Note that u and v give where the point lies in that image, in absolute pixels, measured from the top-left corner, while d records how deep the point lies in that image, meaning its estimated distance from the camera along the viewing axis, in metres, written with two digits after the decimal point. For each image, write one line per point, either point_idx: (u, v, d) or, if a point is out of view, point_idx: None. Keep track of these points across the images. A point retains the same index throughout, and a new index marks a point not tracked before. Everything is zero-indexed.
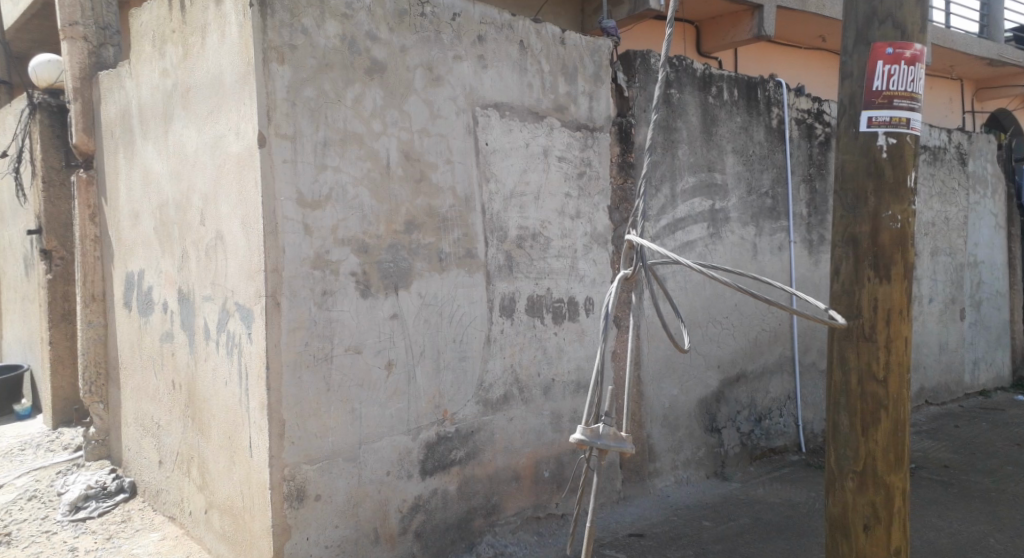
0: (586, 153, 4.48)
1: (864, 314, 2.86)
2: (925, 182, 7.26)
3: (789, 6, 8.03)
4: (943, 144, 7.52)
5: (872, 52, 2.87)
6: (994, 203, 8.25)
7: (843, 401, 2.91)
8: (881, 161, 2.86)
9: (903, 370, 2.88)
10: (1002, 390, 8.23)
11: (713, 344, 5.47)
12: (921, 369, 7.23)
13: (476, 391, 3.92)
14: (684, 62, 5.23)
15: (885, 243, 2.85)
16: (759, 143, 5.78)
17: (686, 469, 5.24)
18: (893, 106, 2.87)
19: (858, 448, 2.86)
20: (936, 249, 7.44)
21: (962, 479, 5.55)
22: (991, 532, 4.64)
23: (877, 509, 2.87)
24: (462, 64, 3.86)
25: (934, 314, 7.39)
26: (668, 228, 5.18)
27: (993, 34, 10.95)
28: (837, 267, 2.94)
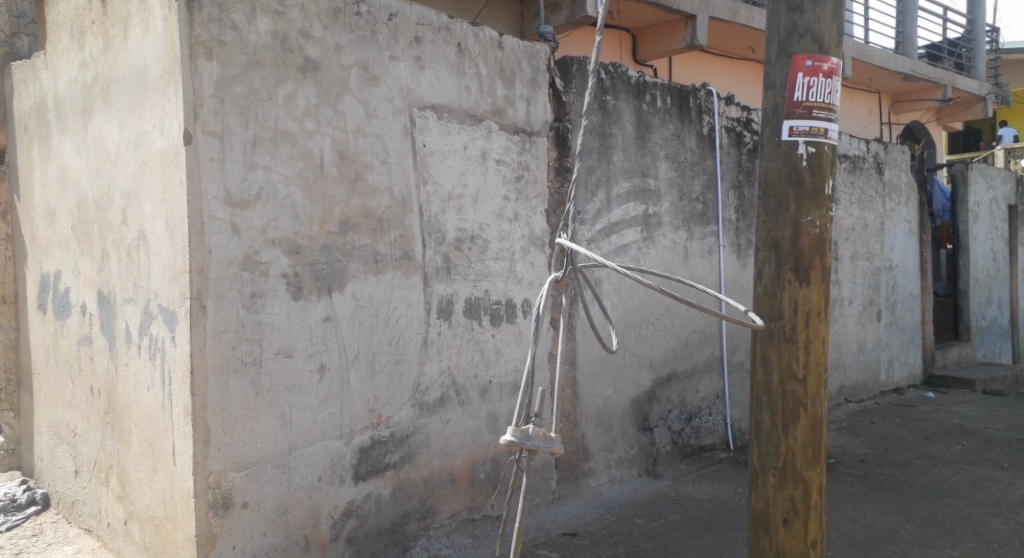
0: (524, 157, 4.48)
1: (785, 315, 2.92)
2: (845, 190, 7.49)
3: (718, 16, 8.20)
4: (862, 153, 7.78)
5: (793, 64, 2.95)
6: (908, 210, 8.56)
7: (765, 399, 2.97)
8: (802, 170, 2.93)
9: (822, 368, 2.95)
10: (915, 388, 8.53)
11: (646, 345, 5.54)
12: (841, 369, 7.45)
13: (412, 394, 3.88)
14: (619, 69, 5.29)
15: (805, 248, 2.92)
16: (691, 149, 5.87)
17: (619, 467, 5.29)
18: (813, 116, 2.94)
19: (779, 444, 2.93)
20: (856, 253, 7.69)
21: (877, 473, 5.73)
22: (903, 522, 4.81)
23: (796, 504, 2.93)
24: (399, 65, 3.83)
25: (854, 315, 7.62)
26: (603, 231, 5.23)
27: (907, 50, 11.36)
28: (760, 270, 3.00)
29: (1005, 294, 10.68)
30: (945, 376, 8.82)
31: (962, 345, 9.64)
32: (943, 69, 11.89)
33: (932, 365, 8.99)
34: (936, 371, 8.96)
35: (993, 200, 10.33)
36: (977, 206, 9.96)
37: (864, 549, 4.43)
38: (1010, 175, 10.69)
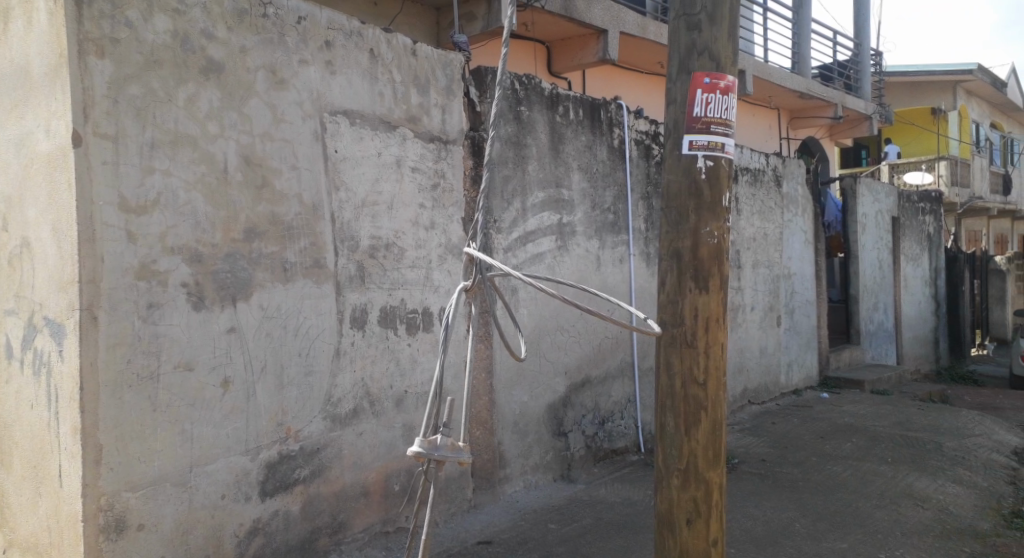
0: (440, 165, 4.44)
1: (686, 321, 2.97)
2: (746, 201, 7.73)
3: (628, 30, 8.36)
4: (762, 166, 8.05)
5: (692, 81, 3.04)
6: (804, 220, 8.90)
7: (669, 403, 3.01)
8: (701, 183, 3.01)
9: (721, 373, 3.01)
10: (811, 389, 8.84)
11: (561, 352, 5.56)
12: (744, 372, 7.64)
13: (323, 407, 3.78)
14: (533, 80, 5.31)
15: (704, 256, 2.98)
16: (602, 161, 5.94)
17: (535, 473, 5.29)
18: (711, 131, 3.03)
19: (682, 447, 2.97)
20: (757, 261, 7.93)
21: (778, 471, 5.91)
22: (798, 517, 5.01)
23: (699, 504, 2.98)
24: (309, 69, 3.74)
25: (756, 320, 7.85)
26: (519, 240, 5.23)
27: (802, 70, 11.86)
28: (663, 278, 3.05)
29: (891, 299, 11.22)
30: (839, 377, 9.16)
31: (854, 347, 10.04)
32: (833, 89, 12.48)
33: (826, 367, 9.32)
34: (830, 372, 9.30)
35: (877, 212, 10.86)
36: (864, 217, 10.46)
37: (762, 545, 4.56)
38: (892, 188, 11.27)
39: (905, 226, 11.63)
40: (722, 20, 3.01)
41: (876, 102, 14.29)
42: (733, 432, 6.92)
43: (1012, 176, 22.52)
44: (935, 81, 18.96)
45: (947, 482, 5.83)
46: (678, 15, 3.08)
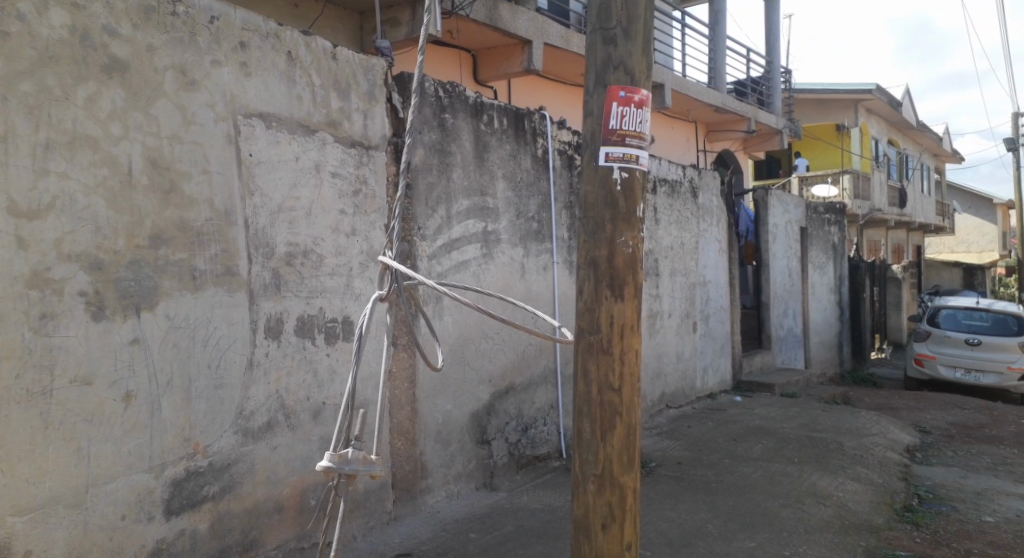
0: (362, 170, 4.35)
1: (602, 329, 3.12)
2: (664, 211, 7.86)
3: (550, 41, 8.41)
4: (679, 178, 8.20)
5: (608, 94, 3.19)
6: (719, 231, 9.10)
7: (586, 410, 3.15)
8: (616, 194, 3.19)
9: (634, 380, 3.17)
10: (725, 393, 9.02)
11: (486, 359, 5.52)
12: (662, 377, 7.74)
13: (234, 420, 3.64)
14: (457, 88, 5.28)
15: (619, 266, 3.15)
16: (526, 170, 5.93)
17: (457, 482, 5.22)
18: (626, 143, 3.20)
19: (599, 452, 3.11)
20: (675, 270, 8.06)
21: (693, 474, 6.00)
22: (711, 519, 5.10)
23: (613, 508, 3.12)
24: (222, 70, 3.61)
25: (673, 326, 7.97)
26: (443, 247, 5.17)
27: (718, 85, 12.15)
28: (581, 286, 3.19)
29: (799, 307, 11.59)
30: (752, 381, 9.40)
31: (765, 353, 10.32)
32: (746, 104, 12.85)
33: (739, 371, 9.56)
34: (743, 377, 9.54)
35: (787, 222, 11.21)
36: (774, 227, 10.78)
37: (677, 547, 4.65)
38: (800, 200, 11.65)
39: (811, 236, 12.04)
40: (636, 36, 3.18)
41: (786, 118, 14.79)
42: (650, 435, 7.01)
43: (907, 190, 23.67)
44: (839, 99, 19.76)
45: (847, 479, 6.07)
46: (594, 31, 3.23)
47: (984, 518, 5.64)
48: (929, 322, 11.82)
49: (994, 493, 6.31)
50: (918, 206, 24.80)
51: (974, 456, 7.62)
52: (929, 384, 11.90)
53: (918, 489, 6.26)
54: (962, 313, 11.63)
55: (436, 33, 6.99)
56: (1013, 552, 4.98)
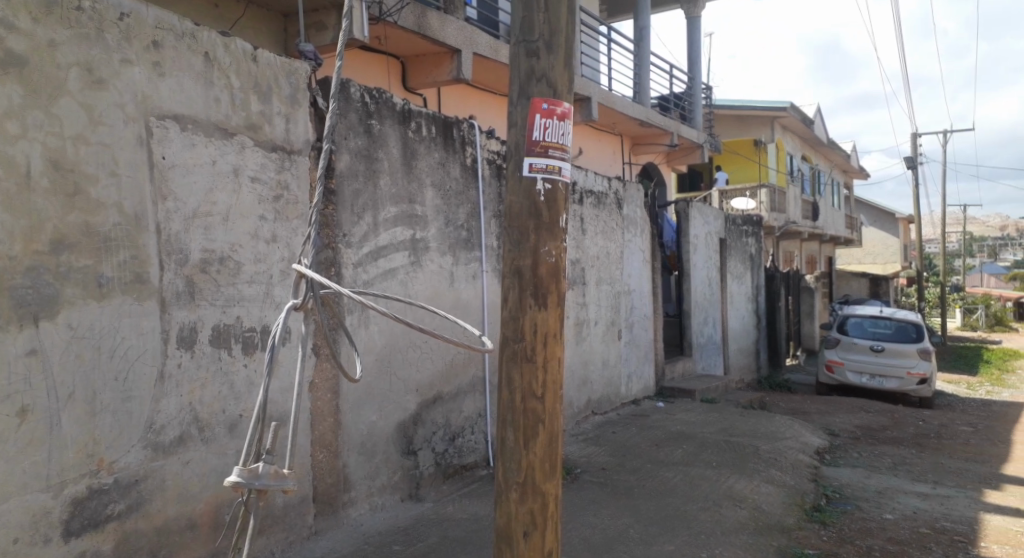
0: (283, 176, 4.23)
1: (526, 338, 3.21)
2: (590, 221, 7.91)
3: (478, 52, 8.39)
4: (605, 190, 8.27)
5: (531, 106, 3.30)
6: (643, 242, 9.23)
7: (510, 418, 3.23)
8: (540, 204, 3.28)
9: (557, 388, 3.28)
10: (648, 398, 9.13)
11: (412, 369, 5.43)
12: (587, 385, 7.77)
13: (143, 435, 3.49)
14: (384, 95, 5.21)
15: (543, 275, 3.24)
16: (455, 179, 5.88)
17: (381, 494, 5.12)
18: (549, 155, 3.30)
19: (522, 461, 3.20)
20: (600, 279, 8.12)
21: (616, 479, 6.04)
22: (632, 524, 5.15)
23: (535, 516, 3.21)
24: (132, 69, 3.47)
25: (598, 334, 8.01)
26: (370, 255, 5.08)
27: (642, 99, 12.36)
28: (505, 295, 3.26)
29: (718, 315, 11.83)
30: (673, 387, 9.56)
31: (686, 360, 10.49)
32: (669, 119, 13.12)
33: (661, 377, 9.68)
34: (666, 384, 9.67)
35: (707, 234, 11.45)
36: (695, 239, 10.99)
37: (599, 552, 4.68)
38: (719, 212, 11.91)
39: (730, 247, 12.32)
40: (558, 48, 3.29)
41: (707, 133, 15.15)
42: (575, 441, 7.03)
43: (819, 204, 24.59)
44: (756, 116, 20.40)
45: (761, 481, 6.22)
46: (517, 43, 3.31)
47: (883, 515, 5.95)
48: (839, 330, 12.20)
49: (894, 492, 6.67)
50: (828, 219, 25.80)
51: (878, 456, 8.02)
52: (838, 389, 12.27)
53: (826, 489, 6.55)
54: (868, 321, 12.09)
55: (361, 40, 6.91)
56: (910, 548, 5.28)
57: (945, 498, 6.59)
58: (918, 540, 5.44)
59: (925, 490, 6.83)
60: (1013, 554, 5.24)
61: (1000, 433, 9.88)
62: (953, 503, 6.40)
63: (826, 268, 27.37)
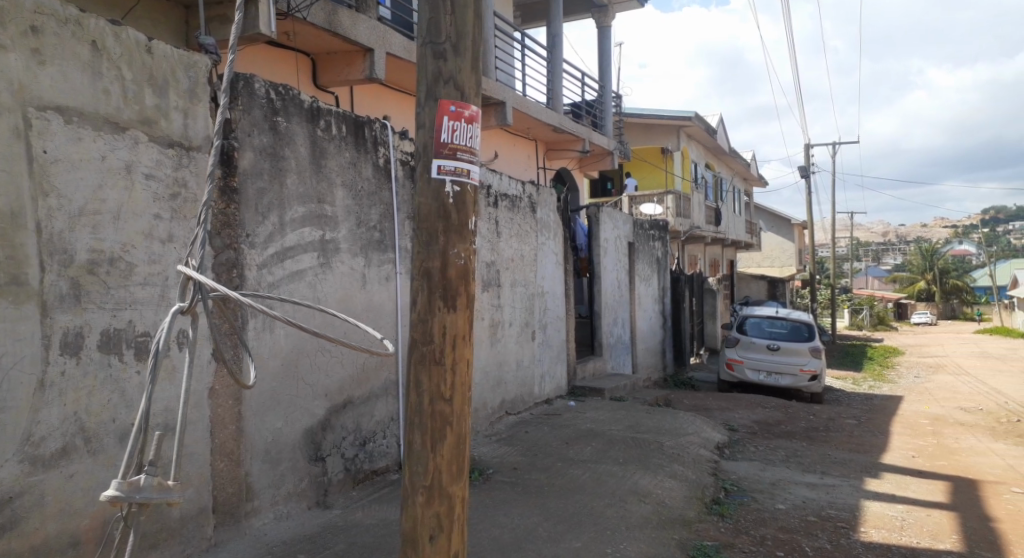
0: (180, 172, 4.03)
1: (435, 339, 3.17)
2: (504, 223, 7.89)
3: (392, 51, 8.27)
4: (519, 193, 8.25)
5: (439, 108, 3.24)
6: (556, 245, 9.27)
7: (417, 421, 3.18)
8: (448, 206, 3.25)
9: (466, 390, 3.25)
10: (561, 398, 9.17)
11: (321, 373, 5.28)
12: (502, 386, 7.74)
13: (19, 448, 3.26)
14: (291, 91, 5.06)
15: (452, 277, 3.21)
16: (367, 179, 5.76)
17: (286, 503, 4.95)
18: (458, 157, 3.27)
19: (429, 464, 3.14)
20: (515, 281, 8.12)
21: (526, 478, 6.02)
22: (542, 522, 5.14)
23: (441, 519, 3.18)
24: (8, 56, 3.25)
25: (512, 335, 8.00)
26: (275, 256, 4.92)
27: (555, 105, 12.45)
28: (414, 298, 3.22)
29: (628, 316, 12.02)
30: (585, 386, 9.64)
31: (598, 360, 10.59)
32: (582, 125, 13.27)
33: (574, 377, 9.76)
34: (578, 383, 9.74)
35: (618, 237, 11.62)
36: (606, 242, 11.14)
37: (507, 552, 4.65)
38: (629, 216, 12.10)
39: (639, 250, 12.54)
40: (465, 51, 3.25)
41: (617, 139, 15.41)
42: (488, 442, 6.97)
43: (722, 210, 25.41)
44: (663, 124, 20.91)
45: (665, 477, 6.33)
46: (423, 43, 3.24)
47: (778, 505, 6.16)
48: (738, 329, 12.54)
49: (787, 483, 6.89)
50: (731, 224, 26.68)
51: (772, 449, 8.27)
52: (739, 386, 12.63)
53: (724, 482, 6.71)
54: (766, 320, 12.46)
55: (266, 36, 6.72)
56: (799, 535, 5.49)
57: (831, 487, 6.87)
58: (807, 527, 5.66)
59: (812, 480, 7.08)
60: (890, 537, 5.56)
61: (882, 425, 10.39)
62: (838, 492, 6.67)
63: (728, 271, 28.29)
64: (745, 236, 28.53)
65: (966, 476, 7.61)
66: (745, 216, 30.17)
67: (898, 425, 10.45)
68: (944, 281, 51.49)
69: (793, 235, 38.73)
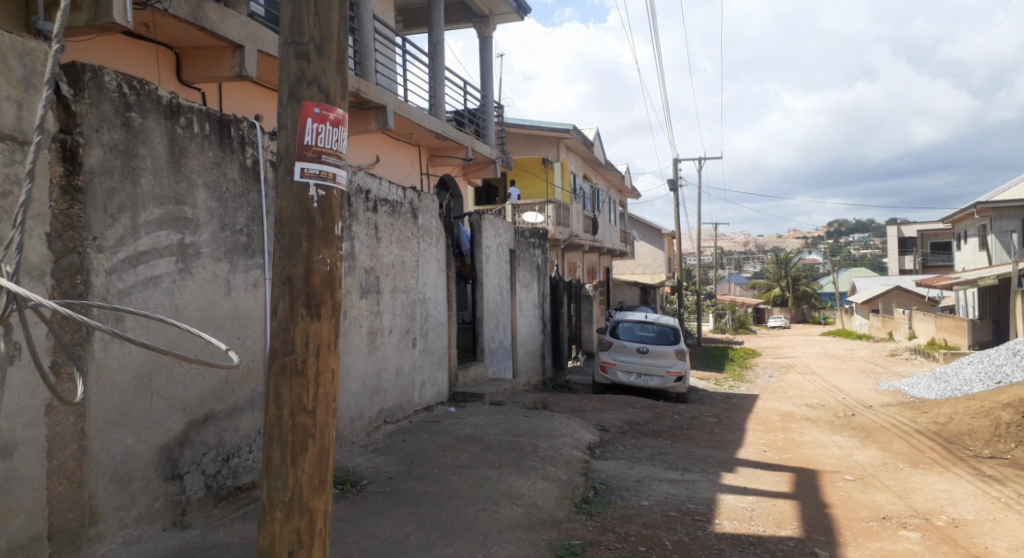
0: (12, 169, 3.67)
1: (297, 349, 3.00)
2: (384, 229, 7.70)
3: (264, 49, 7.93)
4: (399, 199, 8.07)
5: (302, 109, 3.07)
6: (438, 251, 9.14)
7: (276, 435, 3.00)
8: (312, 210, 3.08)
9: (330, 400, 3.09)
10: (441, 405, 9.03)
11: (179, 386, 4.95)
12: (380, 394, 7.53)
13: None
14: (146, 85, 4.72)
15: (316, 284, 3.04)
16: (232, 181, 5.46)
17: (138, 526, 4.59)
18: (322, 160, 3.13)
19: (288, 478, 2.98)
20: (395, 287, 7.94)
21: (402, 488, 5.85)
22: (415, 531, 5.00)
23: (301, 535, 3.01)
24: None
25: (393, 342, 7.82)
26: (127, 261, 4.57)
27: (437, 111, 12.34)
28: (275, 305, 3.02)
29: (509, 322, 12.02)
30: (465, 392, 9.54)
31: (479, 365, 10.53)
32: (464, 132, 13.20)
33: (455, 383, 9.64)
34: (459, 389, 9.64)
35: (499, 244, 11.60)
36: (488, 249, 11.09)
37: None
38: (511, 223, 12.11)
39: (520, 257, 12.57)
40: (330, 54, 3.10)
41: (498, 148, 15.42)
42: (364, 452, 6.74)
43: (598, 218, 25.98)
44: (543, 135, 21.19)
45: (538, 478, 6.32)
46: (286, 43, 3.06)
47: (643, 502, 6.27)
48: (610, 333, 12.78)
49: (652, 480, 7.04)
50: (606, 233, 27.31)
51: (638, 448, 8.45)
52: (613, 389, 12.89)
53: (593, 482, 6.78)
54: (637, 326, 12.72)
55: (122, 27, 6.29)
56: (661, 530, 5.59)
57: (690, 482, 7.07)
58: (669, 522, 5.79)
59: (675, 476, 7.27)
60: (739, 527, 5.76)
61: (738, 422, 10.83)
62: (697, 487, 6.87)
63: (603, 278, 28.91)
64: (620, 244, 29.24)
65: (809, 467, 8.03)
66: (620, 225, 30.94)
67: (751, 422, 10.92)
68: (797, 288, 54.69)
69: (663, 244, 40.14)
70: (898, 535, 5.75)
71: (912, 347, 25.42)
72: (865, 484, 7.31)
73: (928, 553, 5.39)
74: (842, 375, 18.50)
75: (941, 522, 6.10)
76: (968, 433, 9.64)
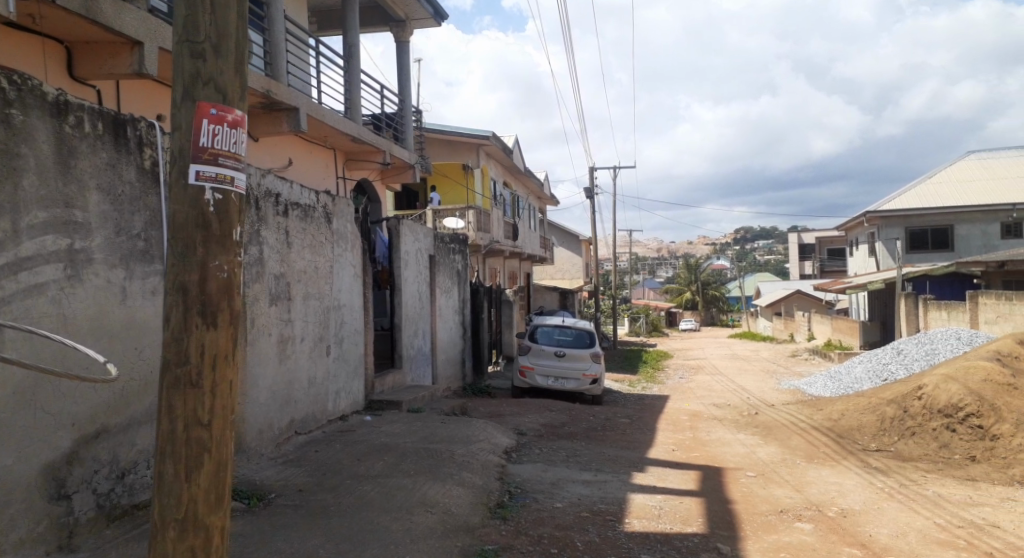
0: None
1: (191, 360, 2.83)
2: (296, 234, 7.46)
3: (164, 46, 7.58)
4: (312, 203, 7.83)
5: (197, 110, 2.90)
6: (353, 257, 8.91)
7: (169, 450, 2.82)
8: (208, 214, 2.91)
9: (228, 413, 2.92)
10: (356, 414, 8.80)
11: (66, 400, 4.63)
12: (291, 404, 7.28)
13: None
14: (29, 80, 4.41)
15: (212, 292, 2.87)
16: (128, 183, 5.17)
17: (17, 551, 4.27)
18: (219, 163, 2.96)
19: (181, 494, 2.80)
20: (307, 293, 7.70)
21: (311, 500, 5.65)
22: (323, 544, 4.82)
23: (196, 554, 2.83)
24: None
25: (304, 351, 7.59)
26: (6, 268, 4.25)
27: (353, 114, 12.09)
28: (167, 315, 2.84)
29: (428, 328, 11.85)
30: (381, 400, 9.34)
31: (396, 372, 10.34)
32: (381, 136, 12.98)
33: (371, 391, 9.43)
34: (374, 397, 9.43)
35: (417, 249, 11.43)
36: (405, 255, 10.90)
37: None
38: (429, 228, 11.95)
39: (439, 263, 12.41)
40: (227, 53, 2.94)
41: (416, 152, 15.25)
42: (273, 465, 6.50)
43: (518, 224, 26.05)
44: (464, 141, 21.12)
45: (452, 485, 6.21)
46: (179, 41, 2.89)
47: (556, 504, 6.24)
48: (529, 338, 12.77)
49: (565, 482, 7.03)
50: (526, 238, 27.41)
51: (553, 450, 8.43)
52: (531, 393, 12.88)
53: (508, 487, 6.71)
54: (555, 329, 12.74)
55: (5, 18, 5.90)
56: (572, 532, 5.57)
57: (602, 483, 7.09)
58: (580, 523, 5.78)
59: (587, 478, 7.28)
60: (648, 526, 5.80)
61: (650, 423, 10.96)
62: (608, 487, 6.90)
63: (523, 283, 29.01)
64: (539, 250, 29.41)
65: (713, 464, 8.18)
66: (539, 231, 31.11)
67: (662, 422, 11.08)
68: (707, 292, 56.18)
69: (580, 250, 40.62)
70: (793, 527, 5.88)
71: (812, 348, 26.40)
72: (766, 479, 7.49)
73: (819, 543, 5.52)
74: (747, 375, 19.02)
75: (833, 513, 6.28)
76: (862, 427, 10.01)
